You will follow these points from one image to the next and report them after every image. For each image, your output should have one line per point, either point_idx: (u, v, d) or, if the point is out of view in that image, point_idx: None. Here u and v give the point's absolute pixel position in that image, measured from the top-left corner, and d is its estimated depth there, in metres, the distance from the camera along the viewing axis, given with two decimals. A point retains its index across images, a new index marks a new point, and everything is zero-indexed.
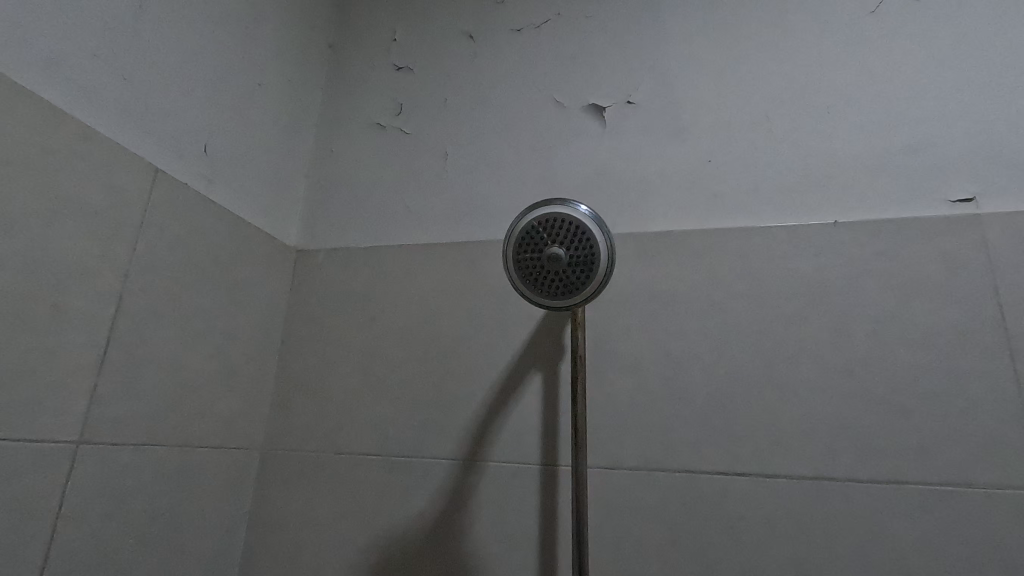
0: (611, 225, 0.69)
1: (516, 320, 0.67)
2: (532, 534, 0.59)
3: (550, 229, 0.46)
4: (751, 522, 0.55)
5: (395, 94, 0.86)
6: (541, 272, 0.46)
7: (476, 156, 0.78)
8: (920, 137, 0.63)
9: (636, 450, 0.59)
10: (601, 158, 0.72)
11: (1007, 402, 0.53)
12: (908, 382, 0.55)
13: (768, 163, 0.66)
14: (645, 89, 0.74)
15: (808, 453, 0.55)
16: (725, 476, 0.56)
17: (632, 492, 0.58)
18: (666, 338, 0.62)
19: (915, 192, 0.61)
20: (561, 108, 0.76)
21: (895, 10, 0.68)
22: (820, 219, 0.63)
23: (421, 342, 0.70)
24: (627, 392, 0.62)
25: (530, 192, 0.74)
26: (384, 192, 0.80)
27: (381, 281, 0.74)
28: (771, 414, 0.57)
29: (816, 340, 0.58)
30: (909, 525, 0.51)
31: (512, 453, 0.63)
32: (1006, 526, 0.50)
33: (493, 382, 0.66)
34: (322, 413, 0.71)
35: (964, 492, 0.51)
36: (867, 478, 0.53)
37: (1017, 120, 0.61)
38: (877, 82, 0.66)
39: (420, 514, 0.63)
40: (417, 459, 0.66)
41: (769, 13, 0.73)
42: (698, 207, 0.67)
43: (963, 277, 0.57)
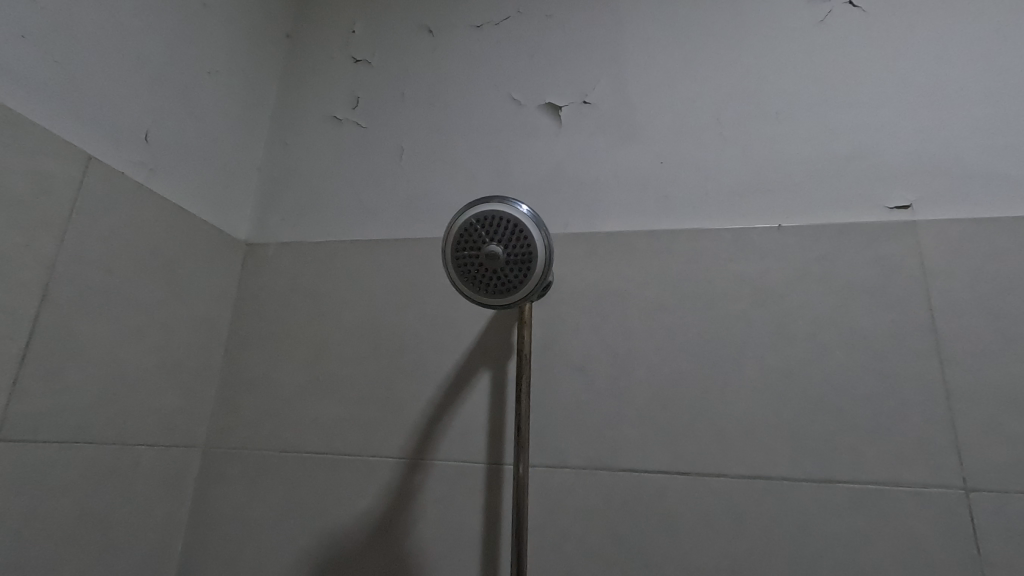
0: (564, 224, 0.69)
1: (466, 318, 0.67)
2: (475, 533, 0.59)
3: (489, 226, 0.45)
4: (690, 520, 0.55)
5: (352, 87, 0.84)
6: (479, 270, 0.46)
7: (432, 152, 0.77)
8: (863, 146, 0.65)
9: (580, 449, 0.60)
10: (556, 157, 0.72)
11: (935, 404, 0.54)
12: (843, 383, 0.56)
13: (718, 166, 0.67)
14: (601, 89, 0.74)
15: (746, 453, 0.56)
16: (666, 475, 0.57)
17: (574, 490, 0.59)
18: (613, 337, 0.63)
19: (856, 199, 0.63)
20: (518, 106, 0.76)
21: (844, 21, 0.70)
22: (766, 223, 0.64)
23: (370, 340, 0.69)
24: (574, 391, 0.62)
25: (484, 190, 0.73)
26: (338, 187, 0.79)
27: (332, 277, 0.73)
28: (712, 414, 0.58)
29: (758, 342, 0.59)
30: (840, 523, 0.53)
31: (457, 452, 0.62)
32: (930, 523, 0.51)
33: (441, 380, 0.66)
34: (267, 411, 0.69)
35: (891, 491, 0.53)
36: (800, 477, 0.55)
37: (952, 131, 0.63)
38: (824, 91, 0.68)
39: (364, 513, 0.63)
40: (362, 458, 0.65)
41: (725, 19, 0.73)
42: (649, 208, 0.67)
43: (898, 282, 0.58)
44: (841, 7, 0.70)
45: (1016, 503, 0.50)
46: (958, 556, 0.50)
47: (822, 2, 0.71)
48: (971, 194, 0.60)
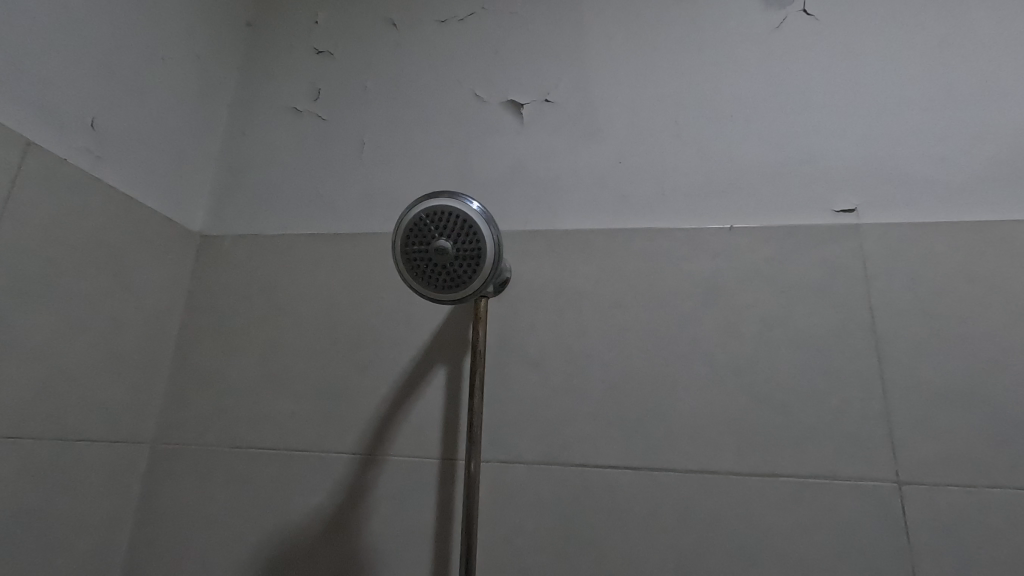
0: (523, 221, 0.69)
1: (424, 313, 0.67)
2: (427, 529, 0.59)
3: (439, 221, 0.45)
4: (639, 514, 0.56)
5: (314, 78, 0.83)
6: (429, 264, 0.46)
7: (394, 147, 0.77)
8: (813, 150, 0.66)
9: (534, 445, 0.60)
10: (517, 155, 0.73)
11: (873, 400, 0.56)
12: (787, 380, 0.58)
13: (674, 167, 0.68)
14: (563, 88, 0.74)
15: (695, 447, 0.58)
16: (617, 470, 0.58)
17: (526, 485, 0.59)
18: (568, 334, 0.63)
19: (805, 202, 0.64)
20: (481, 102, 0.76)
21: (798, 28, 0.72)
22: (719, 223, 0.65)
23: (326, 334, 0.68)
24: (529, 387, 0.62)
25: (445, 185, 0.73)
26: (297, 179, 0.78)
27: (288, 270, 0.72)
28: (662, 410, 0.59)
29: (708, 340, 0.61)
30: (781, 515, 0.54)
31: (412, 448, 0.62)
32: (866, 515, 0.53)
33: (397, 375, 0.65)
34: (219, 406, 0.68)
35: (831, 485, 0.55)
36: (745, 472, 0.56)
37: (896, 138, 0.65)
38: (777, 96, 0.69)
39: (317, 509, 0.62)
40: (316, 454, 0.64)
41: (684, 22, 0.75)
42: (607, 207, 0.68)
43: (842, 283, 0.60)
44: (795, 14, 0.72)
45: (945, 494, 0.53)
46: (892, 546, 0.52)
47: (778, 9, 0.73)
48: (913, 199, 0.62)
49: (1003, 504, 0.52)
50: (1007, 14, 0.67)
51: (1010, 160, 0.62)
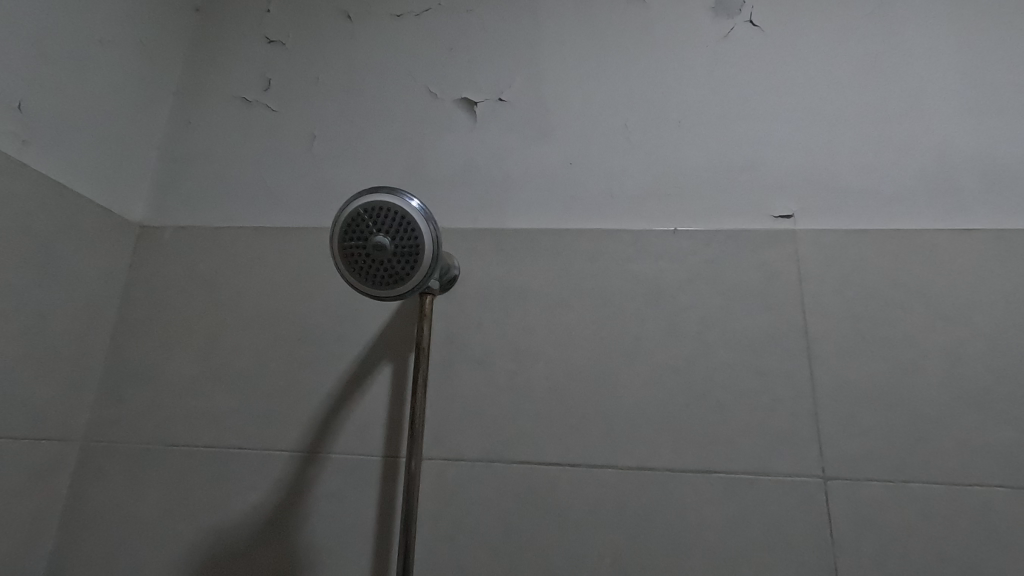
0: (472, 219, 0.69)
1: (370, 309, 0.66)
2: (367, 527, 0.59)
3: (377, 217, 0.45)
4: (577, 510, 0.57)
5: (264, 68, 0.81)
6: (366, 261, 0.45)
7: (344, 142, 0.76)
8: (756, 156, 0.68)
9: (477, 442, 0.61)
10: (468, 153, 0.73)
11: (803, 399, 0.59)
12: (724, 380, 0.60)
13: (623, 169, 0.70)
14: (517, 87, 0.75)
15: (634, 445, 0.59)
16: (558, 467, 0.59)
17: (469, 483, 0.59)
18: (514, 332, 0.64)
19: (746, 207, 0.66)
20: (435, 99, 0.76)
21: (745, 38, 0.74)
22: (663, 225, 0.66)
23: (269, 330, 0.67)
24: (473, 385, 0.63)
25: (396, 181, 0.73)
26: (244, 171, 0.76)
27: (232, 265, 0.70)
28: (603, 407, 0.60)
29: (649, 339, 0.62)
30: (714, 510, 0.56)
31: (354, 445, 0.62)
32: (793, 510, 0.55)
33: (341, 372, 0.64)
34: (154, 403, 0.66)
35: (761, 480, 0.57)
36: (681, 469, 0.58)
37: (833, 148, 0.68)
38: (724, 102, 0.71)
39: (254, 508, 0.61)
40: (256, 452, 0.63)
41: (638, 27, 0.76)
42: (556, 207, 0.69)
43: (777, 286, 0.62)
44: (742, 25, 0.74)
45: (865, 489, 0.55)
46: (815, 539, 0.54)
47: (726, 19, 0.75)
48: (846, 208, 0.65)
49: (918, 498, 0.55)
50: (936, 35, 0.71)
51: (935, 173, 0.65)
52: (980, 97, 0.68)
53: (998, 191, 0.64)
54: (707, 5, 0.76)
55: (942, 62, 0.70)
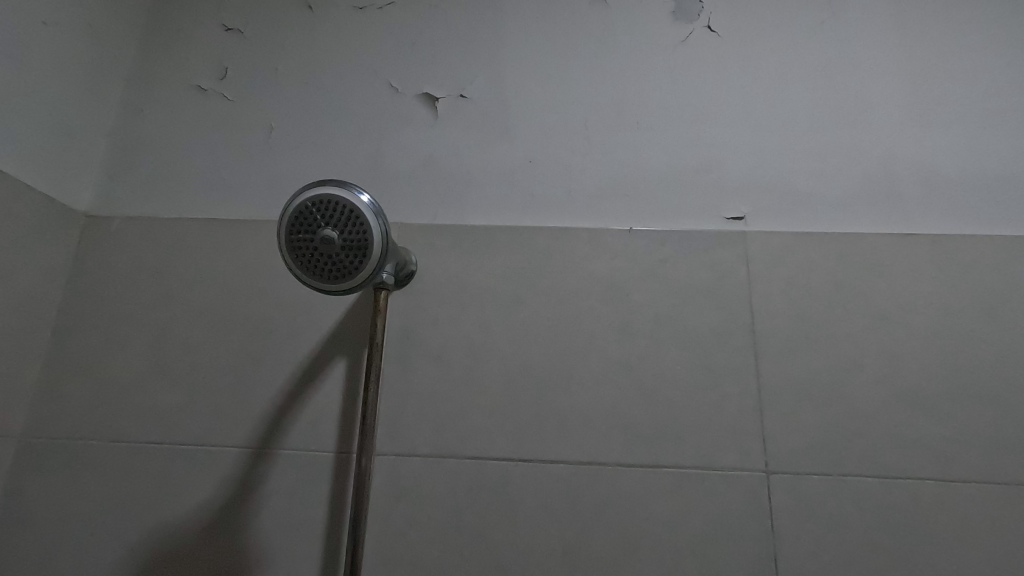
0: (431, 215, 0.69)
1: (325, 304, 0.66)
2: (318, 523, 0.58)
3: (325, 211, 0.45)
4: (528, 504, 0.58)
5: (221, 57, 0.79)
6: (315, 254, 0.45)
7: (303, 134, 0.74)
8: (712, 159, 0.70)
9: (431, 438, 0.61)
10: (429, 149, 0.72)
11: (748, 396, 0.60)
12: (674, 377, 0.61)
13: (581, 169, 0.70)
14: (479, 85, 0.75)
15: (585, 440, 0.60)
16: (511, 462, 0.59)
17: (421, 478, 0.59)
18: (470, 328, 0.64)
19: (700, 208, 0.68)
20: (396, 93, 0.75)
21: (703, 43, 0.75)
22: (619, 224, 0.68)
23: (221, 324, 0.66)
24: (428, 381, 0.63)
25: (355, 175, 0.72)
26: (198, 161, 0.74)
27: (182, 257, 0.69)
28: (556, 403, 0.61)
29: (603, 336, 0.63)
30: (661, 503, 0.57)
31: (306, 441, 0.61)
32: (737, 503, 0.57)
33: (294, 368, 0.64)
34: (98, 398, 0.64)
35: (707, 475, 0.58)
36: (631, 464, 0.59)
37: (784, 153, 0.70)
38: (681, 105, 0.72)
39: (202, 505, 0.60)
40: (203, 449, 0.62)
41: (600, 27, 0.77)
42: (515, 204, 0.69)
43: (728, 286, 0.64)
44: (701, 30, 0.76)
45: (805, 483, 0.57)
46: (757, 531, 0.56)
47: (685, 23, 0.76)
48: (795, 210, 0.67)
49: (854, 491, 0.57)
50: (883, 47, 0.74)
51: (878, 179, 0.68)
52: (921, 108, 0.71)
53: (936, 198, 0.67)
54: (667, 9, 0.77)
55: (887, 72, 0.73)
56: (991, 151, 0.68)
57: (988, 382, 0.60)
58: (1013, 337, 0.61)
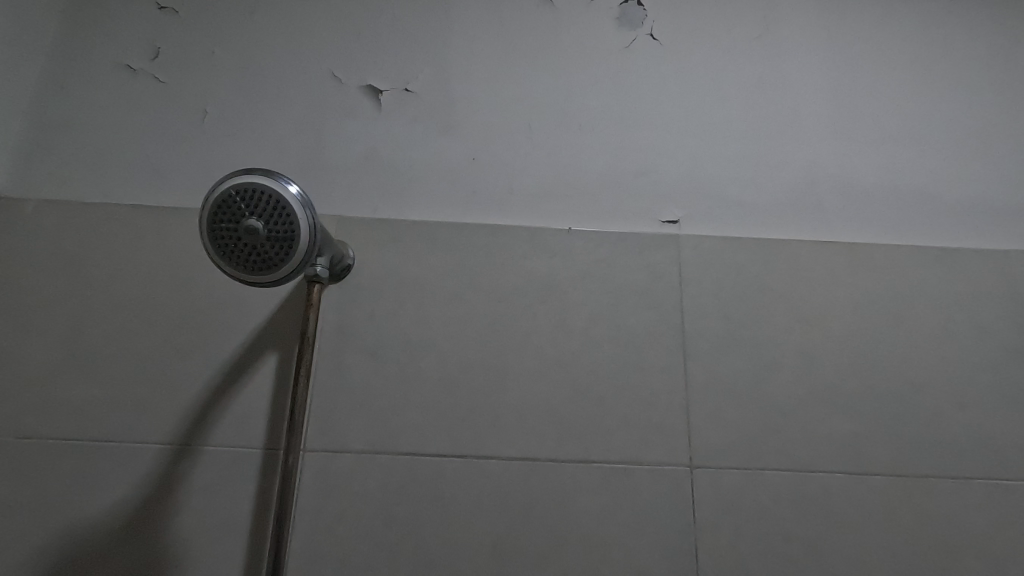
0: (371, 209, 0.68)
1: (257, 297, 0.64)
2: (242, 522, 0.57)
3: (250, 199, 0.44)
4: (460, 500, 0.58)
5: (154, 36, 0.76)
6: (239, 244, 0.45)
7: (239, 121, 0.72)
8: (650, 163, 0.72)
9: (363, 434, 0.60)
10: (371, 142, 0.71)
11: (676, 393, 0.63)
12: (607, 374, 0.63)
13: (523, 168, 0.71)
14: (424, 79, 0.74)
15: (518, 436, 0.60)
16: (443, 458, 0.59)
17: (352, 475, 0.59)
18: (406, 324, 0.64)
19: (637, 210, 0.70)
20: (339, 83, 0.74)
21: (645, 50, 0.77)
22: (558, 224, 0.69)
23: (144, 315, 0.63)
24: (362, 376, 0.62)
25: (293, 165, 0.70)
26: (124, 144, 0.70)
27: (103, 244, 0.65)
28: (491, 399, 0.62)
29: (538, 334, 0.64)
30: (590, 498, 0.59)
31: (232, 437, 0.59)
32: (661, 497, 0.59)
33: (221, 361, 0.62)
34: (5, 391, 0.60)
35: (634, 470, 0.60)
36: (561, 459, 0.60)
37: (717, 160, 0.72)
38: (623, 110, 0.74)
39: (118, 504, 0.57)
40: (121, 445, 0.59)
41: (547, 29, 0.77)
42: (456, 201, 0.69)
43: (660, 287, 0.66)
44: (643, 37, 0.78)
45: (727, 477, 0.60)
46: (680, 524, 0.58)
47: (629, 30, 0.78)
48: (726, 216, 0.70)
49: (771, 484, 0.60)
50: (813, 64, 0.78)
51: (802, 189, 0.72)
52: (843, 123, 0.75)
53: (854, 209, 0.71)
54: (613, 15, 0.79)
55: (816, 87, 0.77)
56: (902, 167, 0.73)
57: (894, 382, 0.64)
58: (917, 341, 0.65)
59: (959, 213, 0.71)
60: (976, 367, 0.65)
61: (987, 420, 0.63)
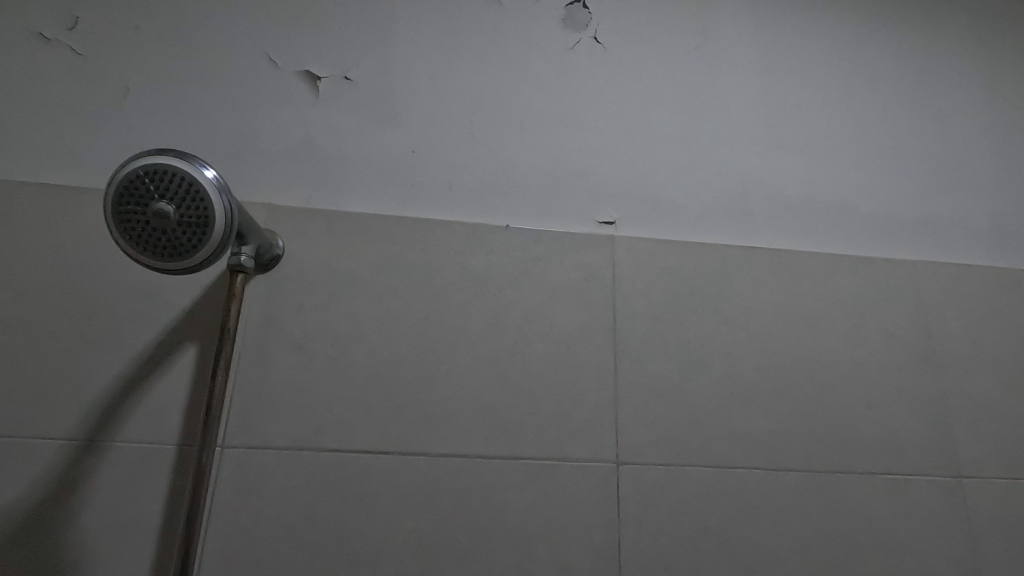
0: (304, 199, 0.66)
1: (177, 285, 0.61)
2: (152, 522, 0.54)
3: (161, 182, 0.43)
4: (385, 498, 0.57)
5: (72, 5, 0.71)
6: (147, 228, 0.43)
7: (164, 100, 0.68)
8: (589, 165, 0.73)
9: (286, 430, 0.58)
10: (306, 129, 0.69)
11: (605, 391, 0.64)
12: (538, 372, 0.63)
13: (464, 163, 0.71)
14: (365, 68, 0.73)
15: (447, 433, 0.60)
16: (370, 455, 0.58)
17: (273, 472, 0.57)
18: (336, 318, 0.62)
19: (575, 211, 0.71)
20: (275, 67, 0.72)
21: (588, 53, 0.78)
22: (496, 221, 0.69)
23: (49, 302, 0.59)
24: (287, 371, 0.60)
25: (222, 149, 0.67)
26: (33, 119, 0.65)
27: (5, 225, 0.60)
28: (420, 395, 0.61)
29: (471, 330, 0.64)
30: (517, 494, 0.59)
31: (144, 433, 0.56)
32: (587, 493, 0.60)
33: (135, 353, 0.58)
34: None
35: (562, 466, 0.61)
36: (490, 456, 0.60)
37: (654, 164, 0.74)
38: (564, 110, 0.75)
39: (12, 504, 0.53)
40: (18, 441, 0.55)
41: (492, 25, 0.77)
42: (393, 194, 0.68)
43: (594, 286, 0.67)
44: (588, 40, 0.79)
45: (651, 473, 0.61)
46: (605, 520, 0.59)
47: (573, 32, 0.79)
48: (660, 219, 0.72)
49: (692, 480, 0.62)
50: (747, 76, 0.81)
51: (733, 196, 0.74)
52: (774, 135, 0.78)
53: (779, 217, 0.74)
54: (558, 17, 0.79)
55: (748, 99, 0.79)
56: (826, 179, 0.77)
57: (809, 382, 0.67)
58: (832, 344, 0.69)
59: (875, 225, 0.76)
60: (884, 370, 0.69)
61: (891, 419, 0.67)
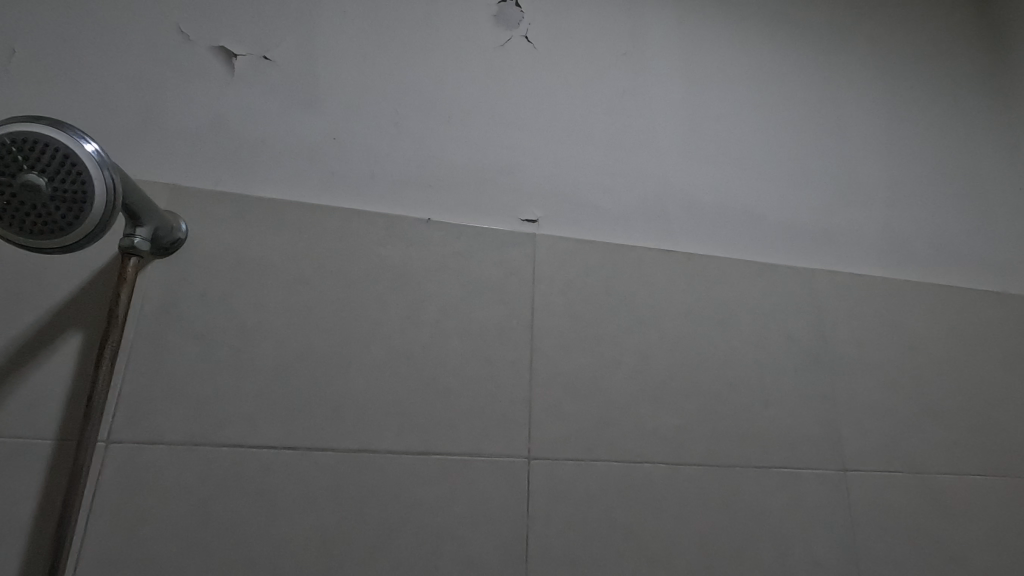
0: (213, 181, 0.63)
1: (63, 268, 0.56)
2: (22, 523, 0.50)
3: (32, 152, 0.40)
4: (288, 494, 0.55)
5: None
6: (13, 201, 0.40)
7: (57, 66, 0.63)
8: (514, 162, 0.73)
9: (182, 424, 0.55)
10: (219, 108, 0.66)
11: (520, 387, 0.64)
12: (454, 367, 0.63)
13: (387, 153, 0.69)
14: (285, 49, 0.70)
15: (357, 428, 0.59)
16: (273, 451, 0.56)
17: (165, 469, 0.54)
18: (241, 307, 0.59)
19: (499, 207, 0.71)
20: (187, 40, 0.67)
21: (518, 51, 0.79)
22: (418, 214, 0.68)
23: None
24: (185, 362, 0.57)
25: (122, 124, 0.63)
26: None
27: None
28: (330, 390, 0.59)
29: (387, 323, 0.63)
30: (428, 490, 0.59)
31: (17, 426, 0.52)
32: (498, 488, 0.60)
33: (8, 340, 0.53)
34: None
35: (474, 462, 0.61)
36: (401, 452, 0.59)
37: (578, 165, 0.76)
38: (492, 106, 0.75)
39: None
40: None
41: (422, 16, 0.76)
42: (311, 181, 0.66)
43: (514, 283, 0.68)
44: (518, 38, 0.79)
45: (561, 468, 0.63)
46: (514, 514, 0.60)
47: (504, 30, 0.79)
48: (582, 220, 0.73)
49: (601, 475, 0.63)
50: (671, 86, 0.84)
51: (651, 200, 0.77)
52: (693, 143, 0.81)
53: (694, 223, 0.78)
54: (490, 14, 0.79)
55: (671, 107, 0.82)
56: (738, 188, 0.81)
57: (715, 381, 0.70)
58: (737, 345, 0.73)
59: (781, 234, 0.81)
60: (782, 370, 0.73)
61: (786, 416, 0.71)
